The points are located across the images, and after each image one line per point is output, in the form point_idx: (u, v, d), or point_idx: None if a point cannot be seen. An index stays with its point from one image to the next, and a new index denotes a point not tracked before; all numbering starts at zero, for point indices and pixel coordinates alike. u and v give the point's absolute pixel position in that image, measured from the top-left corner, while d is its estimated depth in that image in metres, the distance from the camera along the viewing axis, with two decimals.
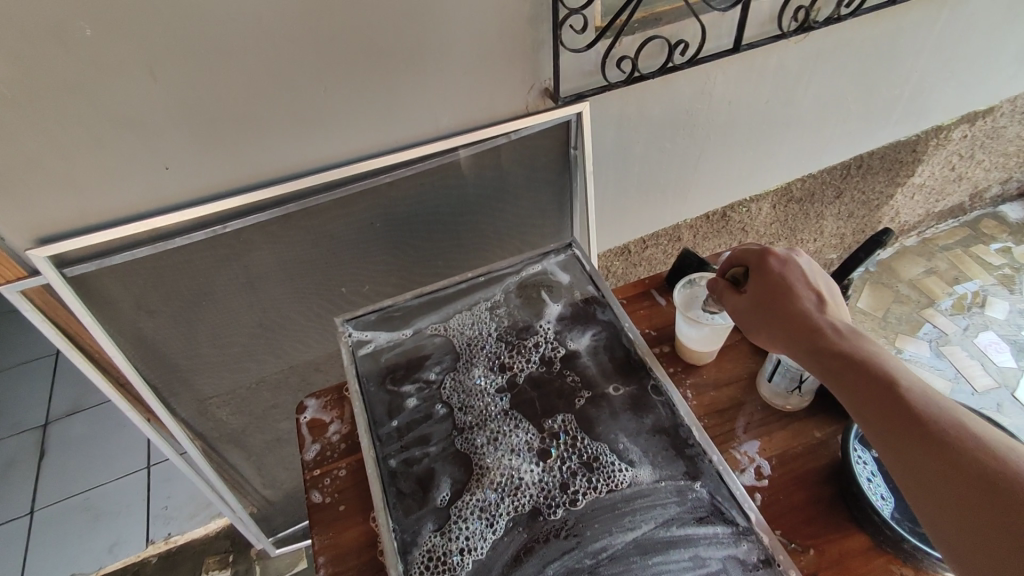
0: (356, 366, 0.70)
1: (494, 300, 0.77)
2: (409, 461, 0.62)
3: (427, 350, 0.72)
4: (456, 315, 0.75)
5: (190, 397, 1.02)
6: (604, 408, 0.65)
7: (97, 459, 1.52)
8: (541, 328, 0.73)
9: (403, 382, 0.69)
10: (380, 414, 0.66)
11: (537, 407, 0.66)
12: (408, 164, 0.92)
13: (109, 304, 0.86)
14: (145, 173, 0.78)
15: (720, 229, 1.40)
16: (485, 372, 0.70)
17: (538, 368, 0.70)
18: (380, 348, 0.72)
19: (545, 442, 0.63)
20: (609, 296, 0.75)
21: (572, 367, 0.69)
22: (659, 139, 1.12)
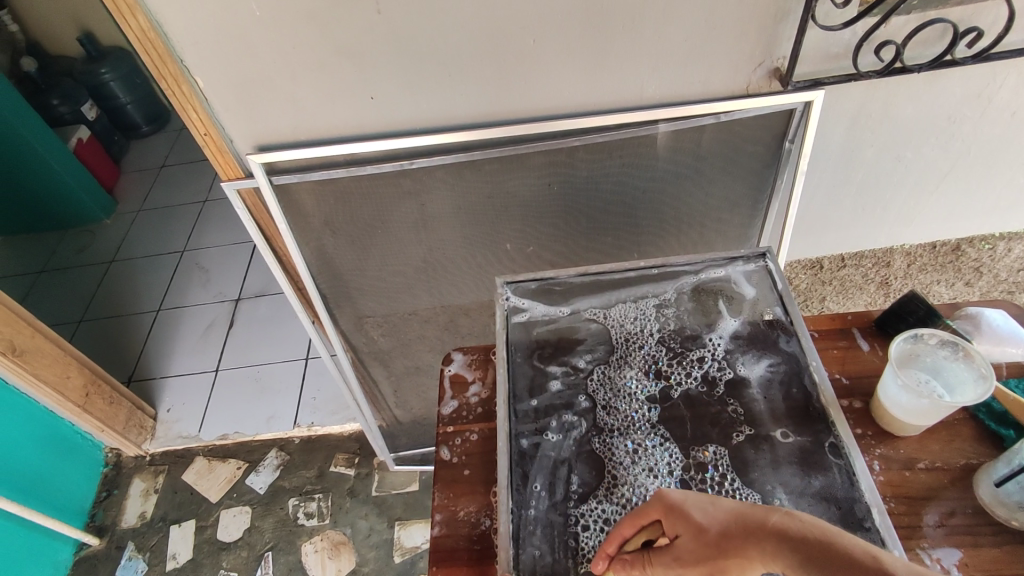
0: (507, 332, 0.69)
1: (664, 298, 0.71)
2: (542, 446, 0.61)
3: (581, 334, 0.70)
4: (620, 305, 0.71)
5: (351, 313, 1.09)
6: (764, 453, 0.58)
7: (270, 341, 1.74)
8: (710, 342, 0.67)
9: (551, 361, 0.68)
10: (522, 388, 0.65)
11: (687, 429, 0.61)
12: (602, 130, 0.86)
13: (302, 216, 0.93)
14: (356, 101, 0.81)
15: (947, 265, 1.15)
16: (638, 375, 0.66)
17: (696, 385, 0.64)
18: (534, 320, 0.71)
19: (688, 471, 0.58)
20: (800, 324, 0.65)
21: (736, 395, 0.62)
22: (900, 145, 0.93)
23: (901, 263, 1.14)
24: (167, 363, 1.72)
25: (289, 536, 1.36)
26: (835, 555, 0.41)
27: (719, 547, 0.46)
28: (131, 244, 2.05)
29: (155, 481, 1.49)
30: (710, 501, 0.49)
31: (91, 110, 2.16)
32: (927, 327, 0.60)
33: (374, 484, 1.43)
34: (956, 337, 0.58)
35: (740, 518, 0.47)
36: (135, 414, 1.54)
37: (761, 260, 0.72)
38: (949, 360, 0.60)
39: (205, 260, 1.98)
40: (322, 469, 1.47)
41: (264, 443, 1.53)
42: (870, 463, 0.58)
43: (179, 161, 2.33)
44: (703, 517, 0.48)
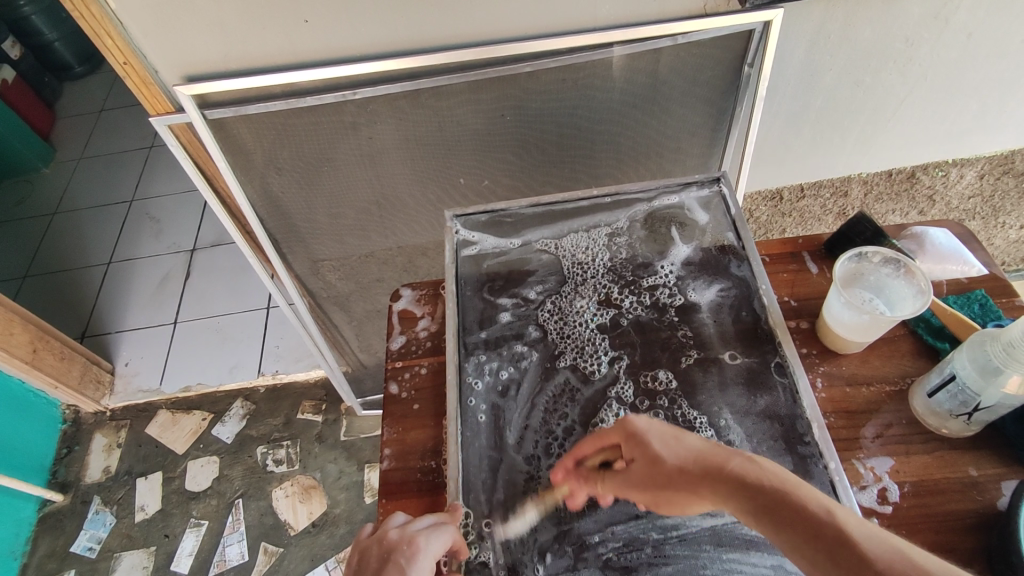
0: (456, 266, 0.68)
1: (617, 226, 0.70)
2: (493, 377, 0.61)
3: (532, 266, 0.69)
4: (571, 235, 0.70)
5: (305, 256, 1.06)
6: (713, 376, 0.58)
7: (229, 290, 1.69)
8: (662, 269, 0.66)
9: (501, 294, 0.67)
10: (471, 321, 0.64)
11: (637, 356, 0.61)
12: (555, 55, 0.82)
13: (243, 154, 0.88)
14: (287, 24, 0.75)
15: (902, 193, 1.16)
16: (589, 305, 0.65)
17: (646, 312, 0.64)
18: (484, 253, 0.69)
19: (638, 397, 0.58)
20: (751, 249, 0.65)
21: (686, 320, 0.62)
22: (858, 68, 0.91)
23: (859, 192, 1.14)
24: (122, 317, 1.67)
25: (259, 483, 1.37)
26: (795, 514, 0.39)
27: (664, 473, 0.46)
28: (74, 194, 1.94)
29: (118, 435, 1.47)
30: (676, 437, 0.47)
31: (14, 49, 2.00)
32: (872, 245, 0.59)
33: (342, 428, 1.44)
34: (899, 253, 0.58)
35: (699, 456, 0.45)
36: (91, 369, 1.50)
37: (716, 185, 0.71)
38: (891, 276, 0.60)
39: (155, 209, 1.89)
40: (289, 417, 1.46)
41: (228, 393, 1.51)
42: (813, 381, 0.59)
43: (120, 105, 2.18)
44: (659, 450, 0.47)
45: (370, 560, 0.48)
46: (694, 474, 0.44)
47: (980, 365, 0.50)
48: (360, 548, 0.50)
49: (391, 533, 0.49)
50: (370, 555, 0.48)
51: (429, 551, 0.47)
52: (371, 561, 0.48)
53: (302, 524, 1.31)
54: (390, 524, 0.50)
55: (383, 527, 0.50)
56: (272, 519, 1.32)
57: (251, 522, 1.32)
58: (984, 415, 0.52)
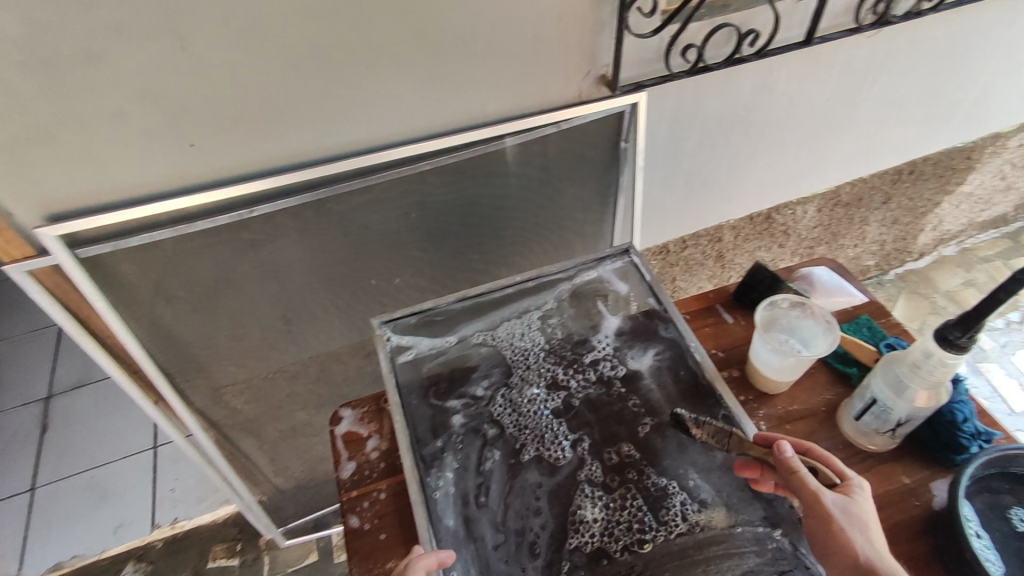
0: (395, 375, 0.66)
1: (547, 308, 0.73)
2: (460, 485, 0.59)
3: (473, 361, 0.69)
4: (506, 324, 0.71)
5: (205, 385, 0.96)
6: (671, 438, 0.61)
7: (103, 436, 1.47)
8: (599, 343, 0.70)
9: (448, 396, 0.66)
10: (425, 430, 0.62)
11: (597, 433, 0.62)
12: (452, 151, 0.85)
13: (124, 289, 0.80)
14: (169, 150, 0.71)
15: (763, 232, 1.33)
16: (539, 390, 0.66)
17: (594, 388, 0.66)
18: (421, 356, 0.68)
19: (607, 474, 0.59)
20: (672, 310, 0.70)
21: (634, 389, 0.65)
22: (711, 135, 1.05)
23: (730, 236, 1.29)
24: None
25: None
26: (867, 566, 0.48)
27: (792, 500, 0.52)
28: None
29: None
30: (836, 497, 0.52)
31: None
32: (780, 293, 0.67)
33: (264, 567, 1.28)
34: (802, 296, 0.67)
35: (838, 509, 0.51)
36: None
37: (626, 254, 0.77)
38: (800, 318, 0.67)
39: None
40: (198, 568, 1.28)
41: (116, 558, 1.29)
42: (757, 425, 0.63)
43: None
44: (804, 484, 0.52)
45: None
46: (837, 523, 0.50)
47: (895, 386, 0.57)
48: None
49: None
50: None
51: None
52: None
53: None
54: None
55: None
56: None
57: None
58: (905, 427, 0.58)
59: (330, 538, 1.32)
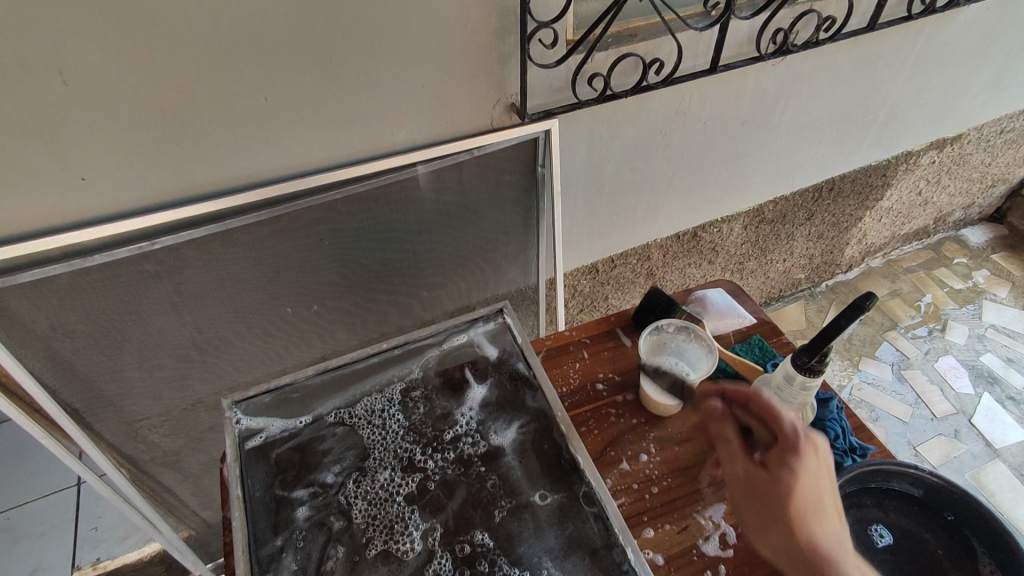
0: (237, 463, 0.60)
1: (411, 378, 0.67)
2: None
3: (326, 443, 0.62)
4: (365, 398, 0.66)
5: (116, 420, 0.93)
6: (528, 524, 0.56)
7: (23, 474, 1.41)
8: (461, 416, 0.64)
9: (296, 485, 0.59)
10: (265, 529, 0.56)
11: (449, 522, 0.57)
12: (363, 179, 0.85)
13: (18, 326, 0.77)
14: (60, 183, 0.70)
15: (691, 249, 1.37)
16: (393, 474, 0.60)
17: (452, 468, 0.61)
18: (271, 440, 0.62)
19: (456, 569, 0.54)
20: (541, 376, 0.66)
21: (493, 467, 0.60)
22: (630, 158, 1.07)
23: (658, 254, 1.33)
24: None
25: None
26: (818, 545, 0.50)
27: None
28: None
29: None
30: None
31: None
32: (665, 317, 0.73)
33: None
34: (684, 320, 0.71)
35: None
36: None
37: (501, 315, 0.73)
38: (686, 341, 0.72)
39: None
40: None
41: None
42: (648, 447, 0.65)
43: None
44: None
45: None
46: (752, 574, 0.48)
47: None
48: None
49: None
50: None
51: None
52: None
53: None
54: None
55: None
56: None
57: None
58: None
59: None
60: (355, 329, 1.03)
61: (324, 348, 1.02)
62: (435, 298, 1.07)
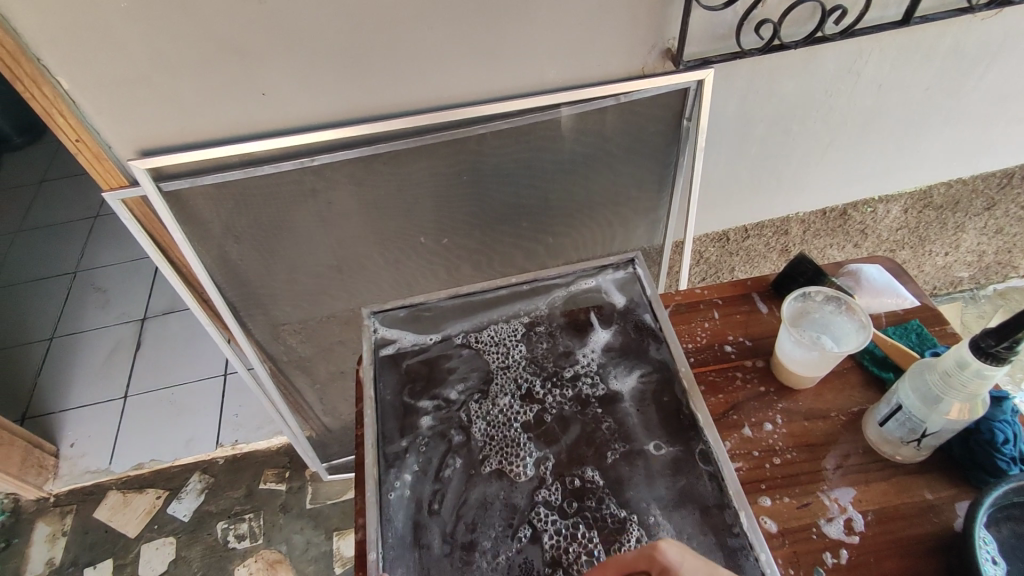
0: (374, 367, 0.65)
1: (536, 314, 0.69)
2: (415, 489, 0.57)
3: (452, 363, 0.66)
4: (492, 326, 0.68)
5: (265, 321, 1.04)
6: (640, 469, 0.56)
7: (183, 360, 1.63)
8: (583, 357, 0.65)
9: (422, 396, 0.63)
10: (393, 429, 0.61)
11: (562, 454, 0.58)
12: (507, 116, 0.86)
13: (199, 224, 0.88)
14: (244, 97, 0.77)
15: (837, 229, 1.25)
16: (512, 401, 0.62)
17: (569, 404, 0.62)
18: (403, 351, 0.67)
19: (565, 498, 0.55)
20: (668, 330, 0.65)
21: (610, 410, 0.61)
22: (786, 119, 0.99)
23: (798, 229, 1.23)
24: (68, 393, 1.58)
25: (220, 562, 1.29)
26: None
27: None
28: (13, 268, 1.86)
29: (62, 523, 1.37)
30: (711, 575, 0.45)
31: None
32: (814, 285, 0.67)
33: (307, 496, 1.38)
34: (835, 290, 0.66)
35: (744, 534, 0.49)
36: (33, 453, 1.41)
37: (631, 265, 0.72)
38: (835, 313, 0.67)
39: (103, 280, 1.83)
40: (251, 488, 1.40)
41: (185, 468, 1.44)
42: (775, 417, 0.64)
43: (63, 174, 2.13)
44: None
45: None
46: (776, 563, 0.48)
47: (922, 394, 0.57)
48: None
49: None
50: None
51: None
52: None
53: None
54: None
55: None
56: None
57: None
58: (931, 440, 0.58)
59: None
60: (478, 268, 1.06)
61: (448, 281, 1.06)
62: (557, 247, 1.07)
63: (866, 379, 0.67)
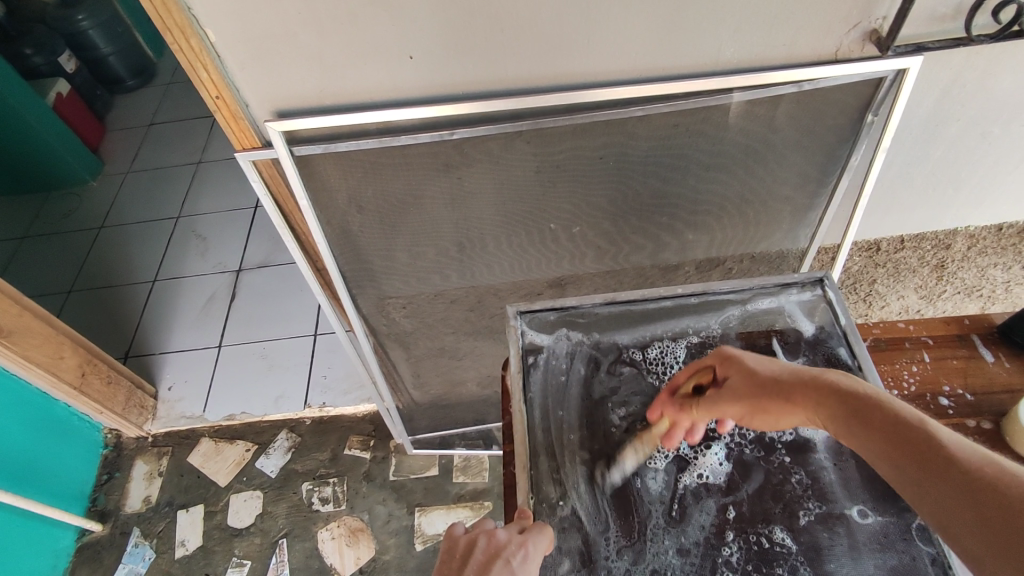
0: (524, 374, 0.63)
1: (707, 333, 0.66)
2: (576, 521, 0.55)
3: (611, 381, 0.64)
4: (655, 342, 0.66)
5: (374, 294, 0.99)
6: (840, 539, 0.52)
7: (276, 316, 1.64)
8: None
9: (577, 417, 0.61)
10: (547, 444, 0.59)
11: (745, 508, 0.55)
12: (670, 98, 0.77)
13: (325, 192, 0.83)
14: (391, 60, 0.71)
15: (1009, 247, 1.07)
16: (680, 436, 0.60)
17: (749, 448, 0.58)
18: (553, 359, 0.64)
19: (752, 561, 0.52)
20: (870, 372, 0.59)
21: (800, 461, 0.57)
22: (988, 119, 0.85)
23: (963, 245, 1.06)
24: (167, 337, 1.63)
25: (304, 523, 1.31)
26: (913, 442, 0.42)
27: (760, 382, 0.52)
28: (120, 208, 1.92)
29: (159, 463, 1.42)
30: (772, 360, 0.54)
31: (70, 62, 2.00)
32: None
33: (391, 467, 1.37)
34: None
35: (794, 374, 0.51)
36: (136, 393, 1.45)
37: (818, 286, 0.66)
38: None
39: (201, 227, 1.86)
40: (336, 452, 1.40)
41: (273, 424, 1.46)
42: None
43: (168, 118, 2.17)
44: (756, 365, 0.53)
45: (471, 560, 0.46)
46: (873, 434, 0.44)
47: None
48: (460, 545, 0.48)
49: (497, 532, 0.49)
50: (470, 554, 0.47)
51: (536, 556, 0.48)
52: (474, 556, 0.47)
53: (350, 569, 1.24)
54: (491, 525, 0.50)
55: (485, 527, 0.50)
56: (317, 562, 1.25)
57: (296, 565, 1.26)
58: None
59: (451, 458, 1.38)
60: (604, 259, 0.97)
61: (568, 270, 0.98)
62: (693, 243, 0.97)
63: None
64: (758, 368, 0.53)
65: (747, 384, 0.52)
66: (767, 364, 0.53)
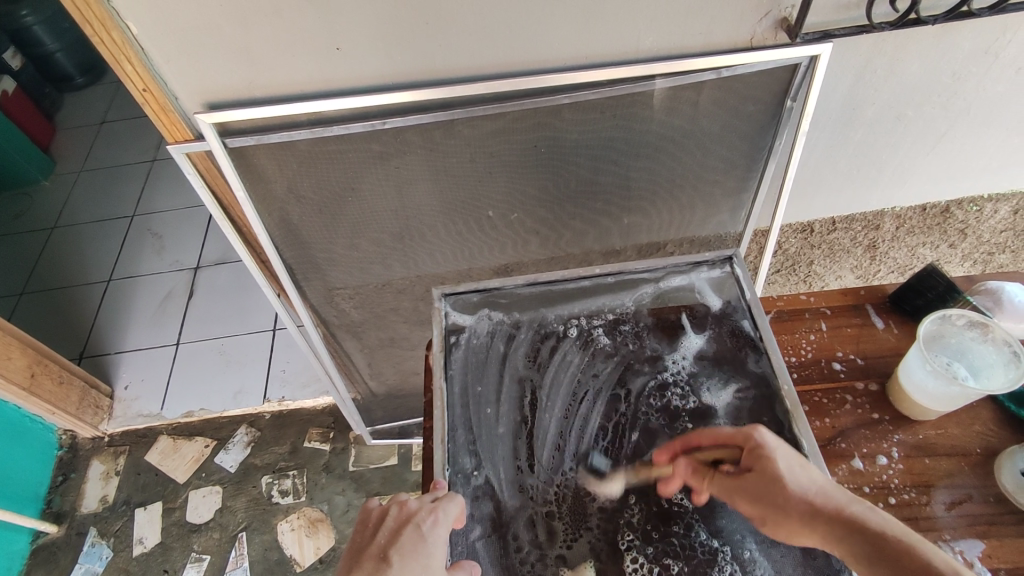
0: (446, 354, 0.66)
1: (623, 311, 0.70)
2: (490, 490, 0.58)
3: (531, 358, 0.67)
4: (574, 319, 0.69)
5: (320, 285, 1.00)
6: None
7: (235, 312, 1.64)
8: (672, 364, 0.66)
9: (497, 392, 0.64)
10: (466, 418, 0.62)
11: (648, 472, 0.59)
12: (595, 86, 0.79)
13: (262, 183, 0.84)
14: (318, 52, 0.72)
15: (934, 227, 1.12)
16: (594, 407, 0.64)
17: (656, 416, 0.62)
18: (475, 339, 0.67)
19: (652, 522, 0.56)
20: (769, 341, 0.64)
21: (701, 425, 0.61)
22: (900, 103, 0.89)
23: (891, 225, 1.11)
24: (123, 336, 1.61)
25: (263, 515, 1.32)
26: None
27: (783, 494, 0.50)
28: (74, 209, 1.89)
29: (116, 463, 1.41)
30: (800, 463, 0.52)
31: (15, 58, 1.96)
32: (957, 310, 0.74)
33: (350, 458, 1.38)
34: (980, 316, 0.73)
35: (821, 491, 0.50)
36: (90, 393, 1.44)
37: (727, 263, 0.71)
38: (972, 338, 0.74)
39: (157, 225, 1.84)
40: (296, 445, 1.41)
41: (232, 420, 1.46)
42: (890, 449, 0.71)
43: (122, 116, 2.14)
44: (787, 471, 0.51)
45: (383, 528, 0.51)
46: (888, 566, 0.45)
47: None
48: (374, 517, 0.52)
49: (409, 500, 0.53)
50: (382, 523, 0.51)
51: (446, 521, 0.52)
52: (385, 525, 0.51)
53: (309, 560, 1.25)
54: (404, 495, 0.54)
55: (398, 497, 0.53)
56: (277, 554, 1.26)
57: (256, 557, 1.26)
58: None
59: (410, 447, 1.40)
60: (545, 245, 1.00)
61: (511, 256, 1.00)
62: (631, 228, 1.00)
63: (999, 419, 0.72)
64: (789, 476, 0.51)
65: (772, 489, 0.51)
66: (802, 476, 0.51)
